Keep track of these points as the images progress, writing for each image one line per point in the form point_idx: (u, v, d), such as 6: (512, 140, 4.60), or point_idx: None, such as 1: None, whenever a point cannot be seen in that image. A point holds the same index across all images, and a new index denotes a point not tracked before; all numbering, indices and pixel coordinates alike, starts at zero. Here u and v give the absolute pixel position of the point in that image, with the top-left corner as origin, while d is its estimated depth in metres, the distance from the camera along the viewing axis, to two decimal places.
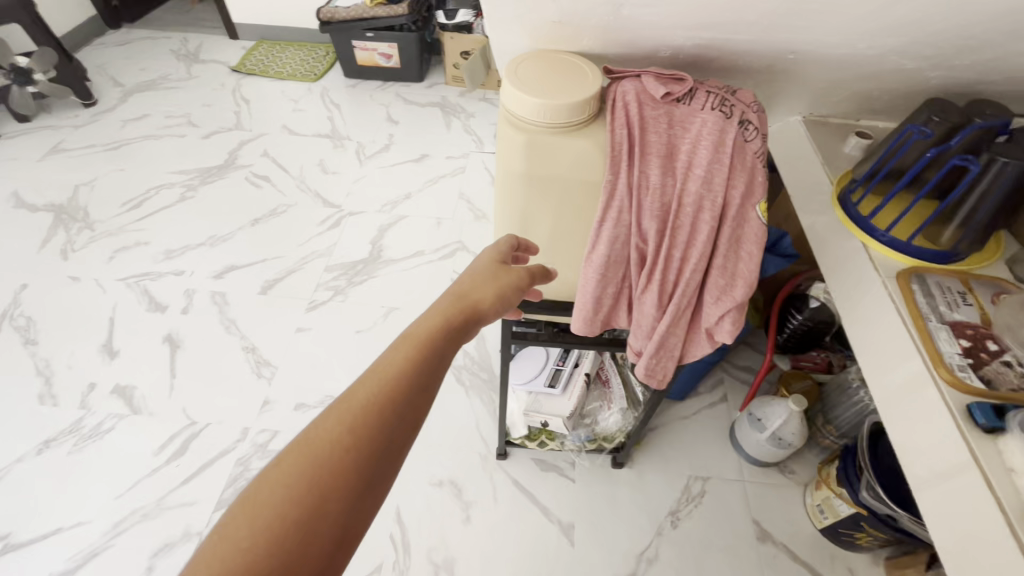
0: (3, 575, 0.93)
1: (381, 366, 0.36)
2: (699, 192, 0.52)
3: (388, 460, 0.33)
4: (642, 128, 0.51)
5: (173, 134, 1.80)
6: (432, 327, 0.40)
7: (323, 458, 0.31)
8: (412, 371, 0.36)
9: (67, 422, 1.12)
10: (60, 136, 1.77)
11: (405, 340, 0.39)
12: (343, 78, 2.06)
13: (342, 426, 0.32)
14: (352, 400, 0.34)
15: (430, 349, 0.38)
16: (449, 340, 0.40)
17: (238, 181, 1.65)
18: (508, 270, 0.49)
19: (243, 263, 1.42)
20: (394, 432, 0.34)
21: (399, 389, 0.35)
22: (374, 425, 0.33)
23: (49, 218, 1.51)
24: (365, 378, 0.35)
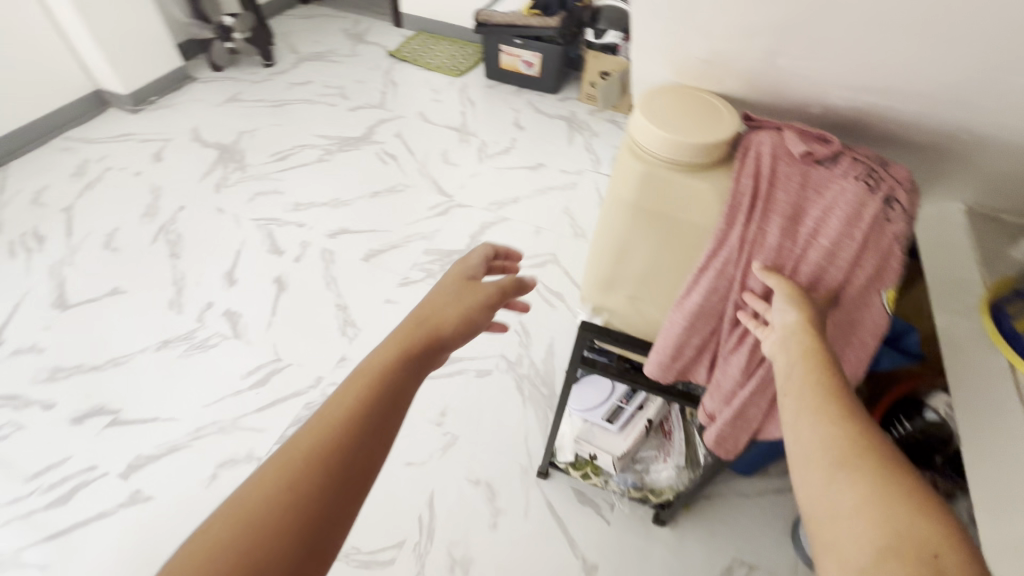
0: (106, 442, 1.09)
1: (329, 411, 0.39)
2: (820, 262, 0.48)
3: (343, 505, 0.37)
4: (773, 182, 0.48)
5: (327, 102, 2.01)
6: (387, 360, 0.43)
7: (268, 514, 0.34)
8: (358, 411, 0.39)
9: (184, 329, 1.29)
10: (239, 87, 2.05)
11: (358, 376, 0.42)
12: (484, 78, 2.17)
13: (288, 476, 0.36)
14: (295, 450, 0.37)
15: (385, 385, 0.42)
16: (405, 368, 0.44)
17: (370, 154, 1.80)
18: (470, 295, 0.53)
19: (355, 228, 1.55)
20: (338, 481, 0.37)
21: (348, 432, 0.38)
22: (319, 475, 0.36)
23: (214, 155, 1.76)
24: (313, 422, 0.39)
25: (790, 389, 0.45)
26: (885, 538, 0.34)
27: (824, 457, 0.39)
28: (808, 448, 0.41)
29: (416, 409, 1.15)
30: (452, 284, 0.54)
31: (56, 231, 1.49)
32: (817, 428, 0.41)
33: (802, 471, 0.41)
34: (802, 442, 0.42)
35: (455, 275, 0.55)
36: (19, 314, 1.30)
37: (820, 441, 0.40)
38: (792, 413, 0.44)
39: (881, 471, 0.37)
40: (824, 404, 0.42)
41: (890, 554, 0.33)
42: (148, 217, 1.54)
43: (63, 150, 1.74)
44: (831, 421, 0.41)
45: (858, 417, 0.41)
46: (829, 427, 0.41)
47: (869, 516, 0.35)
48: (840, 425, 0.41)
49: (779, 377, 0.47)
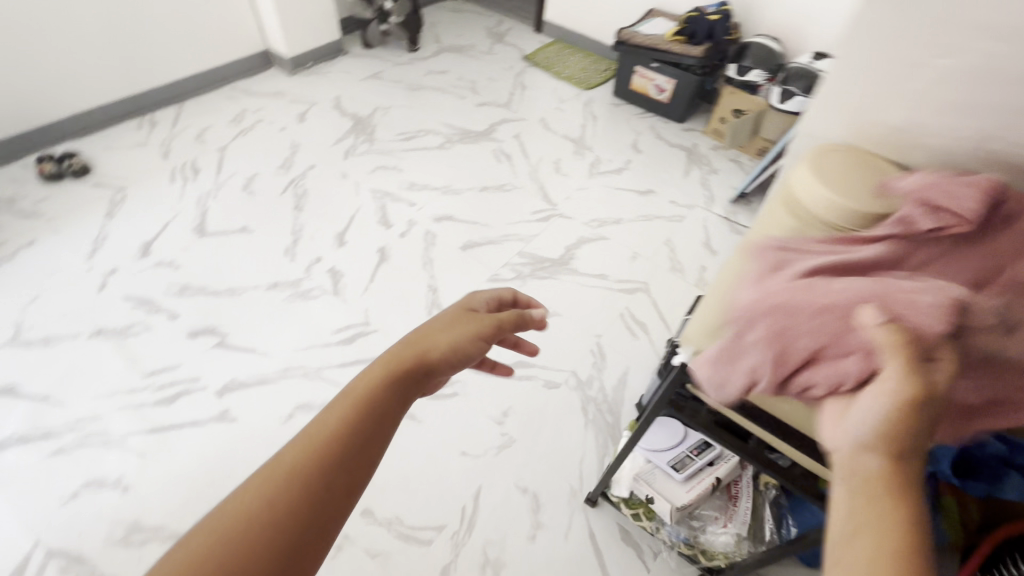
0: (211, 359, 1.22)
1: (313, 431, 0.43)
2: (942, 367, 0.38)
3: (321, 518, 0.40)
4: (838, 275, 0.46)
5: (457, 93, 2.10)
6: (375, 383, 0.47)
7: (250, 526, 0.38)
8: (340, 431, 0.43)
9: (292, 276, 1.41)
10: (383, 66, 2.21)
11: (346, 399, 0.46)
12: (610, 96, 2.16)
13: (268, 494, 0.39)
14: (277, 467, 0.41)
15: (366, 407, 0.45)
16: (389, 392, 0.47)
17: (487, 150, 1.86)
18: (470, 320, 0.56)
19: (458, 217, 1.61)
20: (314, 501, 0.40)
21: (330, 450, 0.42)
22: (300, 490, 0.40)
23: (349, 124, 1.90)
24: (298, 440, 0.43)
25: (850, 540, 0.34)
26: None
27: None
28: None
29: (480, 403, 1.17)
30: (451, 314, 0.56)
31: (208, 168, 1.68)
32: None
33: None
34: None
35: (460, 304, 0.58)
36: (165, 234, 1.48)
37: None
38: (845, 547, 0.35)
39: None
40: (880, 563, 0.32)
41: None
42: (283, 170, 1.70)
43: (228, 97, 1.96)
44: None
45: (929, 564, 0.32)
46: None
47: None
48: None
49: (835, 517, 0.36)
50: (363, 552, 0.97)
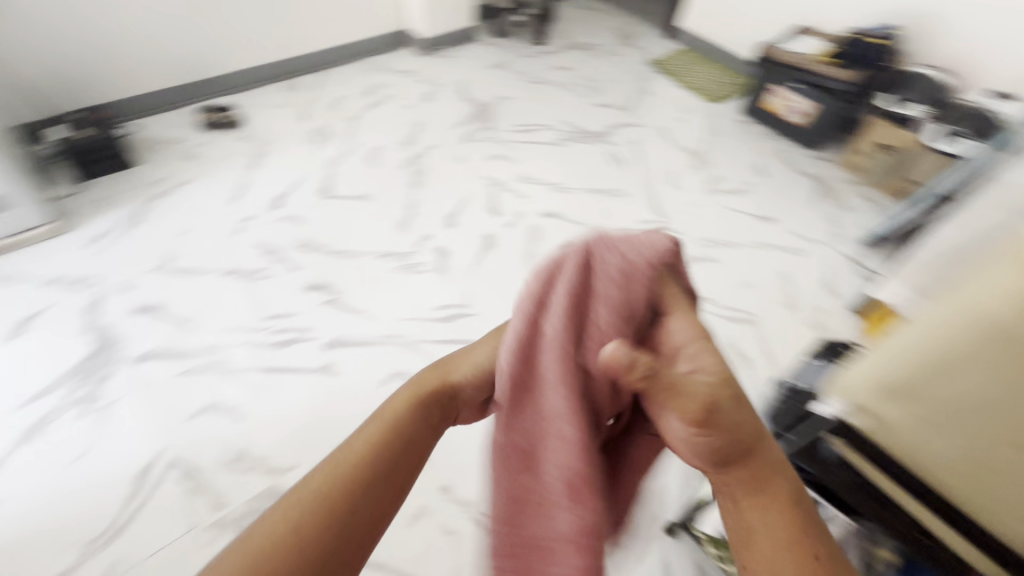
0: (322, 315, 1.29)
1: (336, 461, 0.46)
2: (682, 330, 0.47)
3: (343, 547, 0.42)
4: (523, 357, 0.48)
5: (578, 91, 2.08)
6: (403, 409, 0.50)
7: (278, 551, 0.40)
8: (378, 450, 0.47)
9: (402, 249, 1.46)
10: (509, 56, 2.23)
11: (373, 427, 0.49)
12: (738, 112, 2.05)
13: (293, 524, 0.41)
14: (296, 499, 0.43)
15: (402, 430, 0.49)
16: (419, 415, 0.51)
17: (602, 152, 1.83)
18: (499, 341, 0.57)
19: (566, 216, 1.59)
20: (341, 531, 0.42)
21: (354, 481, 0.44)
22: (324, 516, 0.42)
23: (470, 109, 1.94)
24: (343, 455, 0.46)
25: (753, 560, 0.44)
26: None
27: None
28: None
29: None
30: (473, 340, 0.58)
31: (339, 134, 1.77)
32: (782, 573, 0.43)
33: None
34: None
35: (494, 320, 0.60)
36: (296, 191, 1.57)
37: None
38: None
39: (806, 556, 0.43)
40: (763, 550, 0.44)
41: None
42: (405, 145, 1.75)
43: (363, 70, 2.05)
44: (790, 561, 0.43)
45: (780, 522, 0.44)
46: (805, 558, 0.43)
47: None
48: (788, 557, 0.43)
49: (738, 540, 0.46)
50: (438, 528, 0.99)
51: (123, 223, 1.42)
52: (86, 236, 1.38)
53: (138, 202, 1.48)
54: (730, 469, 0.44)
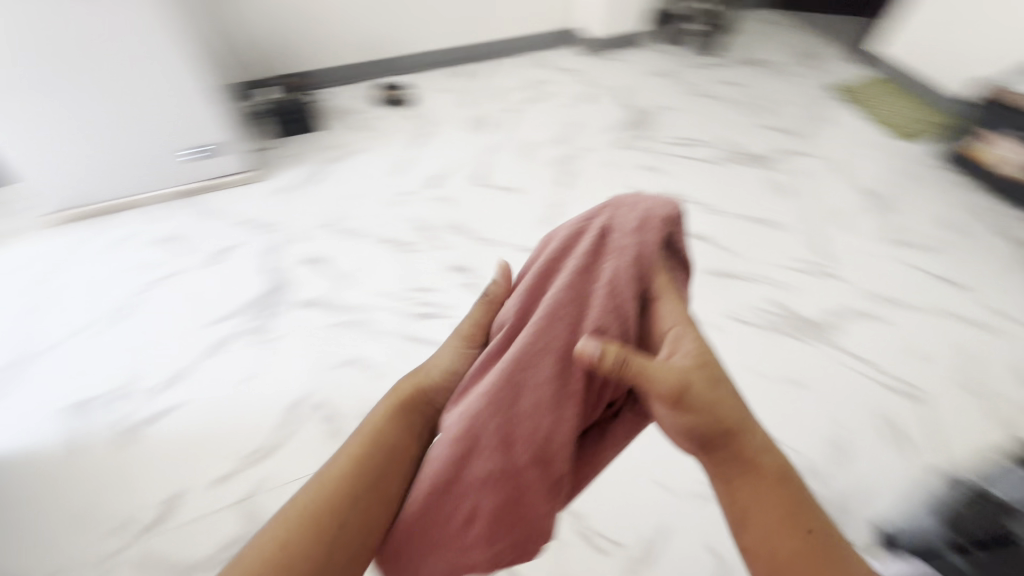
0: (461, 297, 1.34)
1: (327, 470, 0.58)
2: (671, 316, 0.58)
3: (344, 523, 0.54)
4: (531, 306, 0.59)
5: (745, 110, 1.95)
6: (380, 420, 0.62)
7: (294, 532, 0.53)
8: (363, 450, 0.59)
9: None
10: (674, 65, 2.14)
11: (354, 438, 0.61)
12: (933, 156, 1.79)
13: (299, 515, 0.54)
14: (295, 504, 0.55)
15: (387, 434, 0.61)
16: (398, 419, 0.63)
17: (763, 178, 1.69)
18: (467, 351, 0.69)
19: (714, 241, 1.50)
20: (339, 515, 0.54)
21: (345, 476, 0.57)
22: (325, 505, 0.55)
23: (627, 115, 1.89)
24: (333, 465, 0.58)
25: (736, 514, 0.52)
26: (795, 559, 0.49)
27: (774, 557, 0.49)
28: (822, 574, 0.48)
29: None
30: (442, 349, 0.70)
31: (499, 124, 1.81)
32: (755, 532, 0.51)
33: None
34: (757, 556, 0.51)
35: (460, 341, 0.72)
36: (454, 174, 1.63)
37: (798, 564, 0.48)
38: (770, 549, 0.50)
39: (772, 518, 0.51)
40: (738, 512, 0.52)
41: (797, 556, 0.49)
42: (558, 143, 1.76)
43: (526, 65, 2.08)
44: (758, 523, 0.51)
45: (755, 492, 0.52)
46: (797, 532, 0.50)
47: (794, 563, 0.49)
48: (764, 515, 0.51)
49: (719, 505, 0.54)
50: None
51: (304, 180, 1.57)
52: (273, 186, 1.54)
53: (319, 164, 1.63)
54: (711, 451, 0.53)
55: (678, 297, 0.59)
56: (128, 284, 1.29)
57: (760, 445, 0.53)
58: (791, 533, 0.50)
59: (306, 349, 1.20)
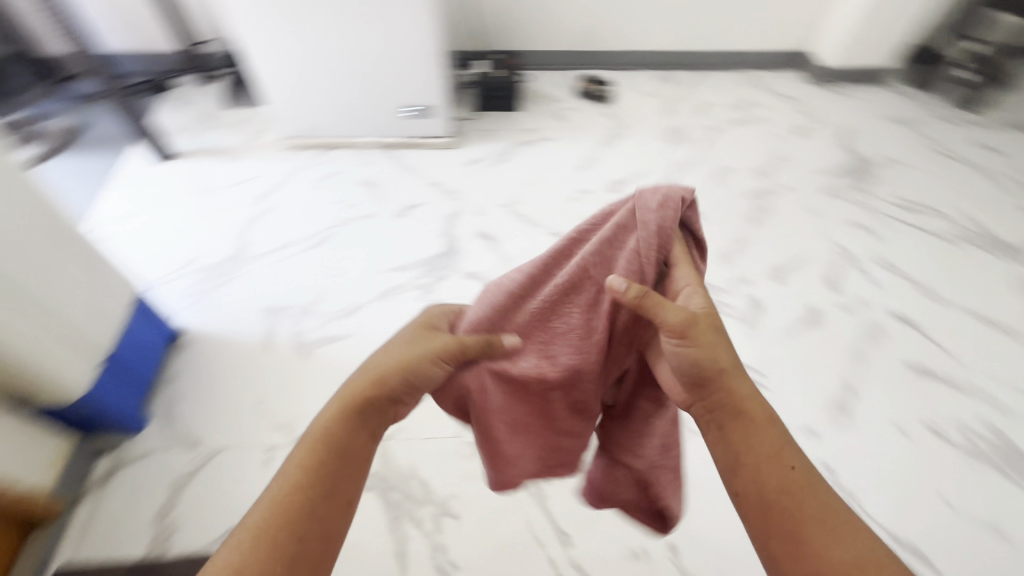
0: None
1: (281, 482, 0.58)
2: (685, 278, 0.61)
3: (309, 525, 0.56)
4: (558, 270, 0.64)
5: (1002, 185, 1.60)
6: (330, 426, 0.61)
7: (258, 544, 0.54)
8: (314, 463, 0.59)
9: (716, 281, 1.33)
10: (919, 114, 1.82)
11: (306, 444, 0.60)
12: None
13: (258, 529, 0.54)
14: (250, 519, 0.55)
15: (335, 440, 0.61)
16: (349, 424, 0.62)
17: (1007, 273, 1.39)
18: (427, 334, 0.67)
19: (925, 331, 1.26)
20: (301, 520, 0.56)
21: (301, 486, 0.57)
22: (283, 514, 0.55)
23: (846, 160, 1.66)
24: (283, 482, 0.58)
25: (732, 456, 0.59)
26: (780, 492, 0.56)
27: (764, 489, 0.56)
28: (805, 510, 0.54)
29: None
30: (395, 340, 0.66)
31: (695, 140, 1.68)
32: (749, 470, 0.57)
33: (812, 556, 0.52)
34: (750, 492, 0.57)
35: (417, 325, 0.69)
36: (636, 181, 1.56)
37: (784, 495, 0.55)
38: (762, 482, 0.56)
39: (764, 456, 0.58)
40: (733, 453, 0.59)
41: (784, 491, 0.55)
42: (758, 174, 1.59)
43: (739, 82, 1.92)
44: (749, 457, 0.58)
45: (749, 433, 0.59)
46: (783, 468, 0.56)
47: (783, 492, 0.55)
48: (756, 457, 0.58)
49: (715, 448, 0.61)
50: None
51: (493, 157, 1.61)
52: (464, 157, 1.61)
53: (508, 143, 1.65)
54: (706, 394, 0.60)
55: (691, 260, 0.62)
56: (330, 215, 1.44)
57: (748, 391, 0.60)
58: (776, 471, 0.57)
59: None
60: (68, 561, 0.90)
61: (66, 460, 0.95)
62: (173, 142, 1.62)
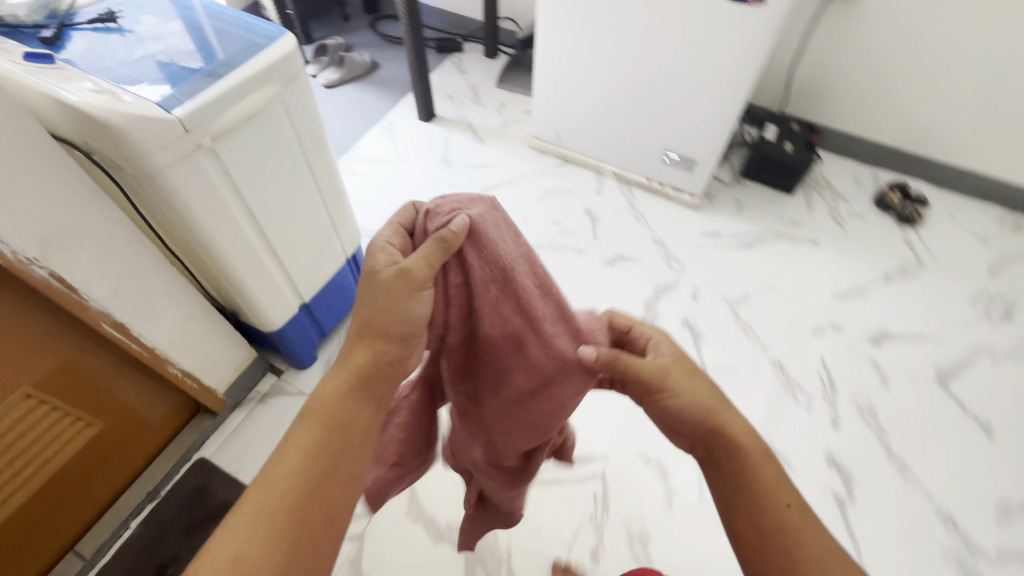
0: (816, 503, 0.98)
1: (285, 462, 0.49)
2: (648, 329, 0.56)
3: (319, 509, 0.49)
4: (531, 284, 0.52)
5: None
6: (331, 399, 0.52)
7: (262, 533, 0.45)
8: (317, 445, 0.50)
9: (977, 537, 0.95)
10: None
11: (307, 419, 0.51)
12: None
13: (261, 518, 0.46)
14: (248, 504, 0.47)
15: (337, 419, 0.52)
16: (353, 401, 0.53)
17: None
18: (389, 262, 0.53)
19: None
20: (309, 505, 0.48)
21: (308, 465, 0.49)
22: (290, 499, 0.48)
23: None
24: (282, 468, 0.49)
25: (725, 491, 0.53)
26: (779, 532, 0.49)
27: (762, 529, 0.50)
28: (805, 553, 0.48)
29: None
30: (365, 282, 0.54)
31: None
32: (742, 507, 0.51)
33: None
34: (745, 532, 0.51)
35: (378, 249, 0.54)
36: (911, 344, 1.18)
37: (781, 533, 0.49)
38: (759, 522, 0.50)
39: (760, 492, 0.51)
40: (728, 489, 0.52)
41: (781, 530, 0.49)
42: None
43: None
44: (743, 492, 0.51)
45: (746, 470, 0.51)
46: (776, 507, 0.50)
47: (783, 530, 0.49)
48: (748, 493, 0.51)
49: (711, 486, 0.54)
50: None
51: (738, 238, 1.36)
52: (703, 225, 1.39)
53: (760, 228, 1.38)
54: (696, 432, 0.52)
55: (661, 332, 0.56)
56: (539, 232, 1.37)
57: (740, 424, 0.52)
58: (768, 513, 0.50)
59: (622, 411, 1.08)
60: (206, 459, 1.00)
61: (246, 369, 1.04)
62: (437, 104, 1.68)
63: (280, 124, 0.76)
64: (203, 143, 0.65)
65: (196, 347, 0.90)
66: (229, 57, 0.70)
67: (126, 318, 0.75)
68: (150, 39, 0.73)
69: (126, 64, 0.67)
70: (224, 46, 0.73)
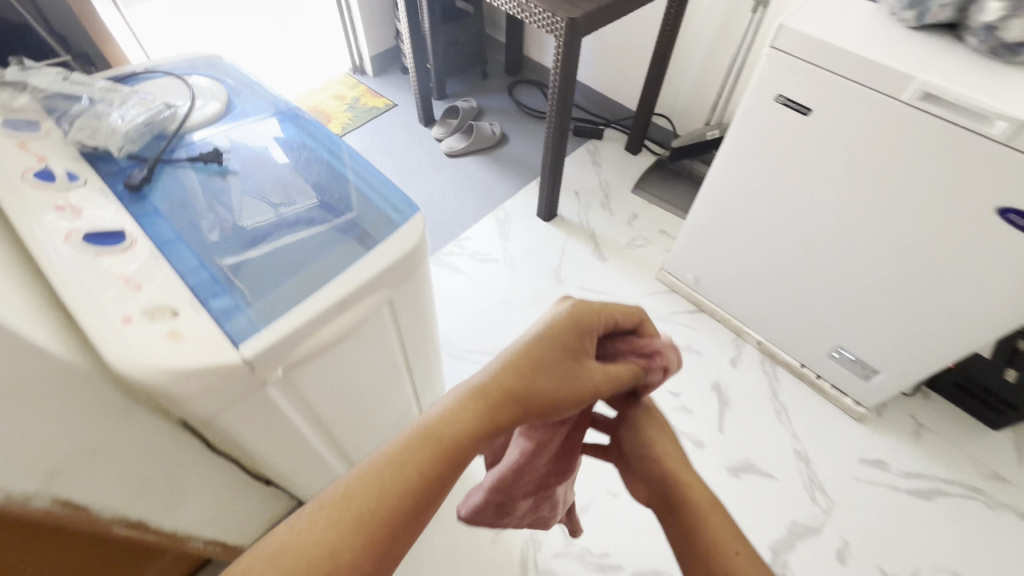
0: None
1: (384, 477, 0.39)
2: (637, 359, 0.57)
3: (393, 546, 0.38)
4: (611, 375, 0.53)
5: None
6: (465, 426, 0.42)
7: (330, 551, 0.36)
8: (430, 480, 0.40)
9: None
10: None
11: (427, 443, 0.41)
12: None
13: (337, 539, 0.37)
14: (334, 512, 0.37)
15: (455, 450, 0.42)
16: (485, 438, 0.43)
17: None
18: (583, 360, 0.48)
19: None
20: (389, 537, 0.38)
21: (411, 492, 0.39)
22: (372, 526, 0.38)
23: None
24: (376, 485, 0.39)
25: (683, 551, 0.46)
26: None
27: None
28: None
29: None
30: (557, 339, 0.47)
31: None
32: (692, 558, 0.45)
33: None
34: None
35: (580, 330, 0.48)
36: None
37: None
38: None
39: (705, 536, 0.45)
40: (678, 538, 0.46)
41: None
42: None
43: None
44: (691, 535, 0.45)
45: (691, 510, 0.46)
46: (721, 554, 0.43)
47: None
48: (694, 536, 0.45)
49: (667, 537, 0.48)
50: None
51: (912, 479, 1.04)
52: (865, 447, 1.08)
53: (944, 471, 1.05)
54: (651, 483, 0.50)
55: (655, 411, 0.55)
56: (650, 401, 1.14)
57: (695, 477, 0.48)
58: (713, 562, 0.43)
59: None
60: None
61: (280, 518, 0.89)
62: (562, 201, 1.49)
63: (382, 326, 0.59)
64: (274, 375, 0.49)
65: (226, 515, 0.75)
66: (355, 236, 0.57)
67: (146, 514, 0.60)
68: (260, 199, 0.61)
69: (239, 225, 0.57)
70: (349, 214, 0.60)
